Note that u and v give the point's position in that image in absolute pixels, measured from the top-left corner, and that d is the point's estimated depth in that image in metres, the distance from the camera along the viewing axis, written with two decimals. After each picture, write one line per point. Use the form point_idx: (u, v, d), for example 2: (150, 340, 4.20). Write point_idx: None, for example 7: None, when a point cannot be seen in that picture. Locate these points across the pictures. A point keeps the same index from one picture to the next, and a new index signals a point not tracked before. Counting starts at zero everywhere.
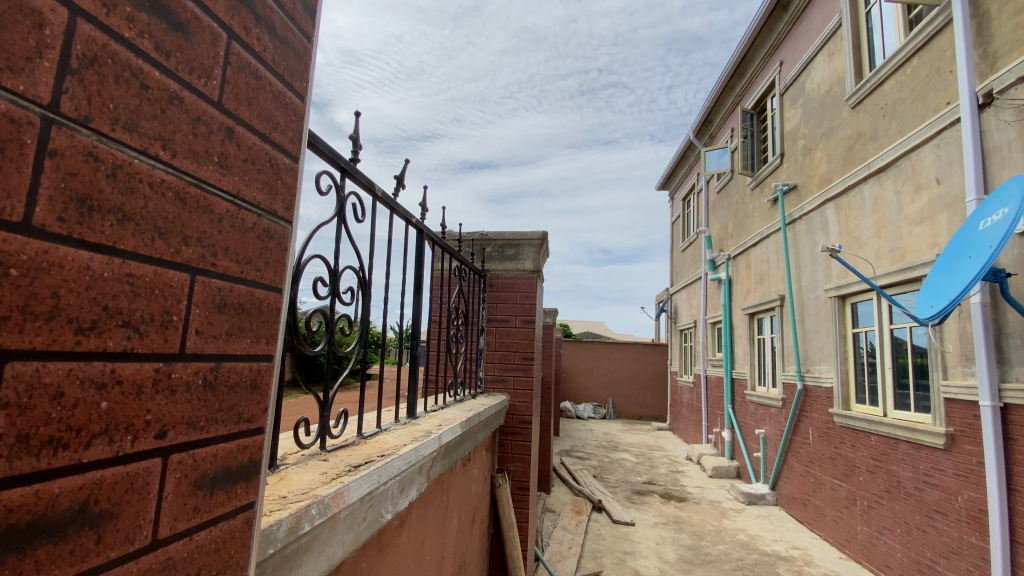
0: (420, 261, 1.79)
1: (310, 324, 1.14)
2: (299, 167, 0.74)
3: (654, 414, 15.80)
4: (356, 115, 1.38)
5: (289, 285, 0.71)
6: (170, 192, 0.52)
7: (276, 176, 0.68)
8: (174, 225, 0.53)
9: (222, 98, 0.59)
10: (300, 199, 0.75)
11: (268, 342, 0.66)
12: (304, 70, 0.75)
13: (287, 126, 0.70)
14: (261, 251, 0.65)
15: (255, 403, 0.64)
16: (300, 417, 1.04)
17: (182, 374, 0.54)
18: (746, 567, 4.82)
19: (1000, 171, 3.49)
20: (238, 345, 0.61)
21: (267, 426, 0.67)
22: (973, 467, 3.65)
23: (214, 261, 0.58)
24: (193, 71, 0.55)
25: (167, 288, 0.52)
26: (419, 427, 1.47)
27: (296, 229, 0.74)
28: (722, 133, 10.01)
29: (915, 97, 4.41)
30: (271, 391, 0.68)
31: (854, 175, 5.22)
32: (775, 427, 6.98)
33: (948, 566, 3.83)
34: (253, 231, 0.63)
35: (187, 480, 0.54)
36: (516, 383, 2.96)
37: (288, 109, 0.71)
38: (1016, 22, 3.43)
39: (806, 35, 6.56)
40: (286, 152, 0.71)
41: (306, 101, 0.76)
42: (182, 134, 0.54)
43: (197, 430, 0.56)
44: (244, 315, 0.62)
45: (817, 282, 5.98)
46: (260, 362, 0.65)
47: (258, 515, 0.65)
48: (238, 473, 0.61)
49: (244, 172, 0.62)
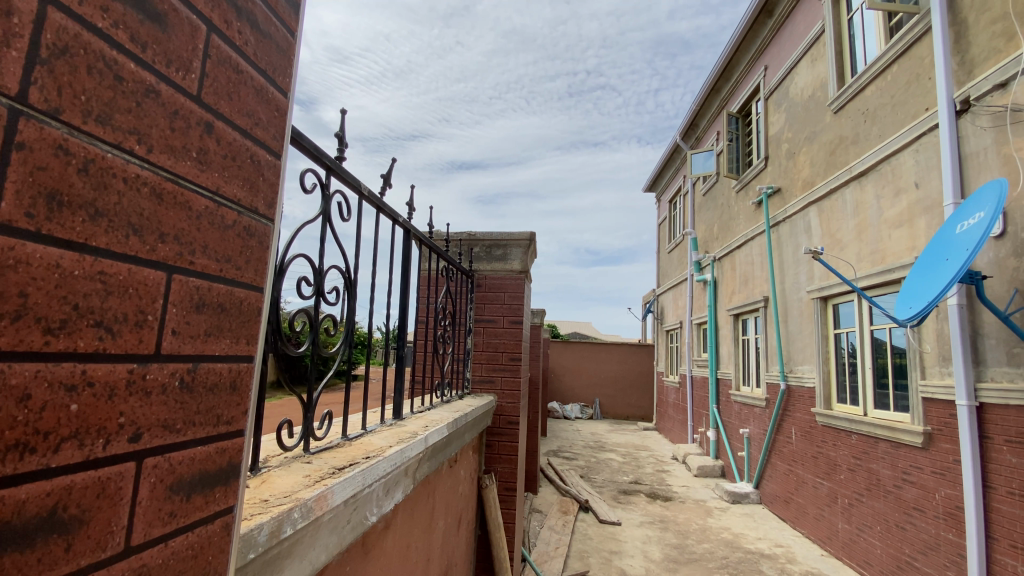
0: (406, 261, 1.78)
1: (293, 325, 1.13)
2: (281, 164, 0.73)
3: (640, 414, 15.91)
4: (342, 113, 1.36)
5: (270, 285, 0.70)
6: (145, 188, 0.51)
7: (258, 173, 0.67)
8: (149, 222, 0.52)
9: (201, 92, 0.58)
10: (282, 197, 0.74)
11: (248, 343, 0.65)
12: (287, 65, 0.73)
13: (269, 121, 0.69)
14: (241, 248, 0.64)
15: (235, 405, 0.63)
16: (283, 419, 1.02)
17: (157, 376, 0.52)
18: (729, 566, 4.87)
19: (976, 176, 3.58)
20: (216, 346, 0.60)
21: (246, 428, 0.66)
22: (950, 465, 3.73)
23: (192, 259, 0.57)
24: (170, 63, 0.54)
25: (142, 286, 0.51)
26: (404, 428, 1.46)
27: (278, 227, 0.73)
28: (708, 136, 10.12)
29: (895, 102, 4.50)
30: (251, 392, 0.67)
31: (836, 179, 5.31)
32: (758, 427, 7.07)
33: (925, 562, 3.91)
34: (233, 229, 0.62)
35: (163, 485, 0.53)
36: (502, 383, 2.96)
37: (270, 104, 0.69)
38: (992, 30, 3.52)
39: (790, 41, 6.67)
40: (267, 148, 0.69)
41: (289, 98, 0.75)
42: (158, 128, 0.53)
43: (173, 433, 0.54)
44: (223, 315, 0.61)
45: (800, 284, 6.08)
46: (239, 362, 0.64)
47: (237, 519, 0.64)
48: (216, 476, 0.60)
49: (224, 169, 0.61)
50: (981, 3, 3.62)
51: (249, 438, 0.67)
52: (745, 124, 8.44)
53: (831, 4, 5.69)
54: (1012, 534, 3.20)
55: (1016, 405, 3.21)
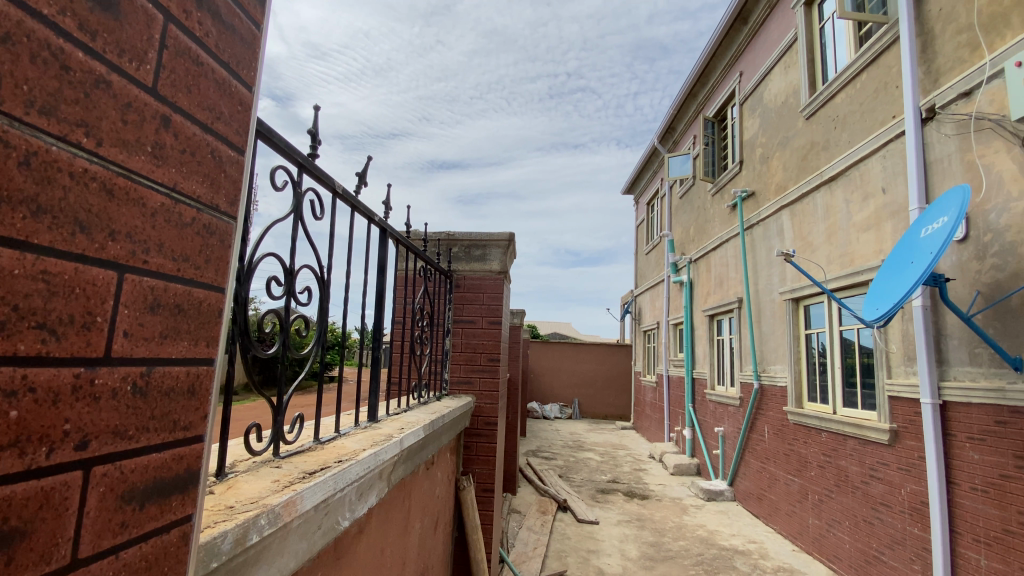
0: (382, 261, 1.76)
1: (262, 325, 1.10)
2: (244, 160, 0.71)
3: (618, 413, 16.06)
4: (316, 110, 1.34)
5: (232, 285, 0.68)
6: (95, 183, 0.49)
7: (219, 169, 0.65)
8: (99, 219, 0.50)
9: (157, 84, 0.56)
10: (245, 194, 0.71)
11: (207, 345, 0.63)
12: (253, 58, 0.72)
13: (232, 116, 0.67)
14: (200, 247, 0.62)
15: (193, 410, 0.61)
16: (251, 422, 1.00)
17: (107, 381, 0.50)
18: (705, 562, 4.95)
19: (940, 182, 3.71)
20: (172, 348, 0.58)
21: (207, 434, 0.64)
22: (916, 461, 3.86)
23: (147, 258, 0.55)
24: (124, 53, 0.52)
25: (90, 286, 0.49)
26: (379, 430, 1.44)
27: (241, 226, 0.70)
28: (685, 139, 10.29)
29: (864, 110, 4.64)
30: (212, 396, 0.65)
31: (808, 183, 5.45)
32: (732, 425, 7.21)
33: (892, 556, 4.04)
34: (191, 226, 0.60)
35: (113, 494, 0.51)
36: (481, 384, 2.95)
37: (234, 98, 0.68)
38: (957, 41, 3.65)
39: (764, 48, 6.82)
40: (229, 144, 0.67)
41: (255, 92, 0.73)
42: (109, 120, 0.51)
43: (124, 440, 0.52)
44: (181, 315, 0.59)
45: (772, 285, 6.22)
46: (198, 366, 0.62)
47: (197, 528, 0.62)
48: (173, 485, 0.58)
49: (181, 164, 0.59)
50: (947, 14, 3.76)
51: (209, 443, 0.65)
52: (721, 128, 8.60)
53: (804, 13, 5.84)
54: (975, 529, 3.33)
55: (978, 403, 3.34)
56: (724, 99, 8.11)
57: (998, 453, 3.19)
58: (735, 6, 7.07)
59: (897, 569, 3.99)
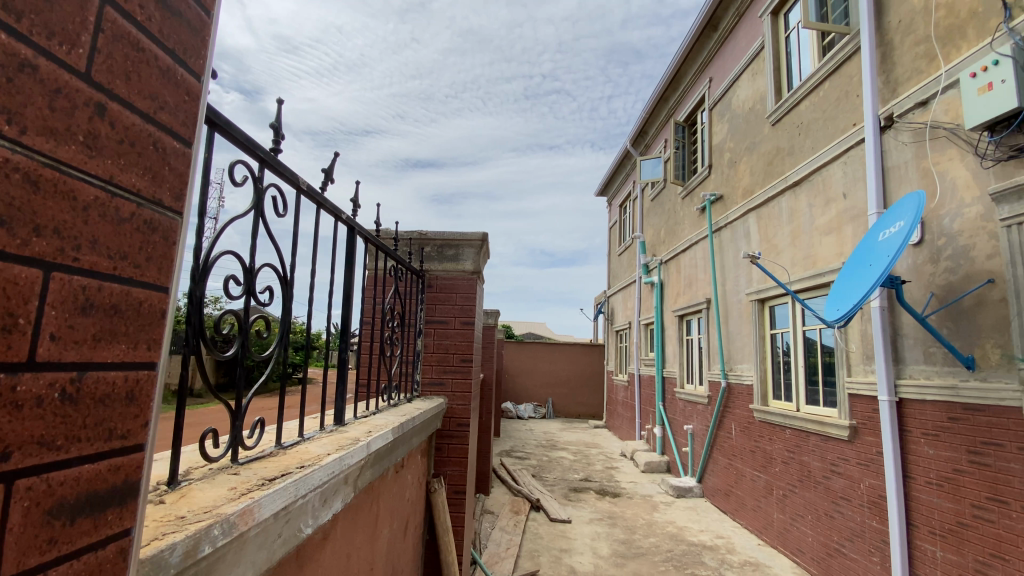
0: (350, 260, 1.72)
1: (219, 326, 1.05)
2: (192, 152, 0.68)
3: (591, 412, 16.21)
4: (279, 104, 1.30)
5: (178, 286, 0.65)
6: (17, 174, 0.47)
7: (163, 162, 0.62)
8: (22, 212, 0.47)
9: (91, 69, 0.53)
10: (193, 189, 0.68)
11: (149, 349, 0.60)
12: (202, 47, 0.69)
13: (177, 106, 0.64)
14: (140, 245, 0.58)
15: (132, 418, 0.57)
16: (206, 427, 0.96)
17: (30, 388, 0.48)
18: (674, 559, 5.03)
19: (897, 188, 3.87)
20: (107, 353, 0.55)
21: (148, 443, 0.61)
22: (874, 456, 4.01)
23: (77, 256, 0.52)
24: (53, 36, 0.49)
25: (12, 285, 0.46)
26: (345, 434, 1.40)
27: (189, 222, 0.67)
28: (656, 143, 10.46)
29: (827, 117, 4.80)
30: (155, 403, 0.62)
31: (773, 188, 5.61)
32: (701, 423, 7.37)
33: (852, 548, 4.19)
34: (130, 222, 0.57)
35: (38, 509, 0.48)
36: (453, 385, 2.92)
37: (179, 87, 0.65)
38: (914, 53, 3.82)
39: (733, 55, 6.99)
40: (175, 135, 0.64)
41: (204, 80, 0.70)
42: (34, 107, 0.48)
43: (50, 450, 0.50)
44: (117, 317, 0.56)
45: (739, 286, 6.38)
46: (138, 372, 0.59)
47: (136, 545, 0.59)
48: (108, 499, 0.55)
49: (119, 156, 0.56)
50: (905, 27, 3.92)
51: (151, 453, 0.62)
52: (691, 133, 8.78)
53: (771, 23, 6.01)
54: (930, 521, 3.48)
55: (931, 400, 3.50)
56: (694, 104, 8.28)
57: (952, 448, 3.34)
58: (705, 13, 7.22)
59: (856, 560, 4.15)
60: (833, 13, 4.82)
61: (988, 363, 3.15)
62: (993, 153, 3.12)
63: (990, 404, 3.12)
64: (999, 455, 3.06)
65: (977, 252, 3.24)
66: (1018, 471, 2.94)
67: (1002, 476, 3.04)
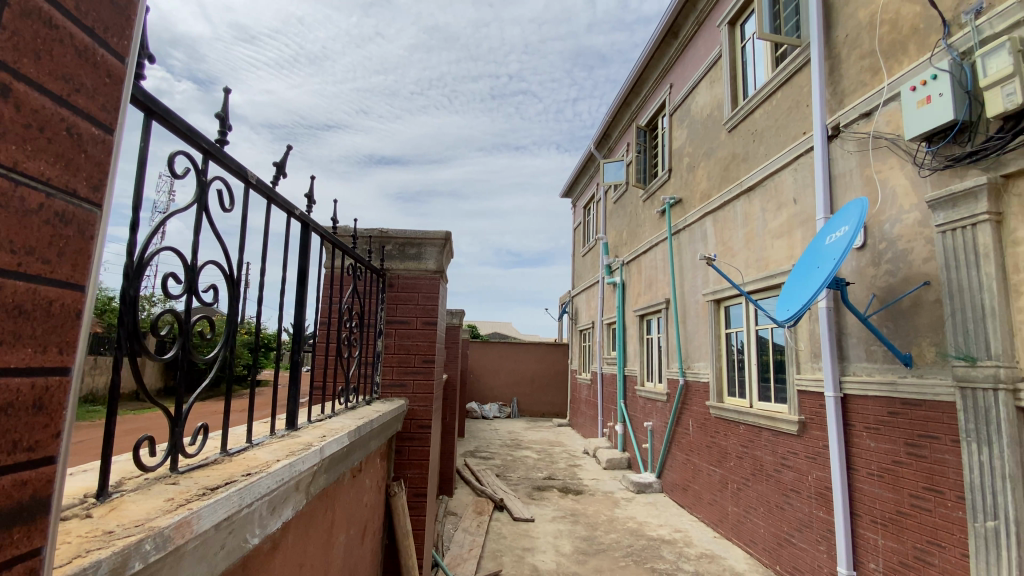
0: (304, 259, 1.66)
1: (157, 326, 1.00)
2: (114, 139, 0.66)
3: (555, 411, 16.33)
4: (226, 92, 1.24)
5: (96, 281, 0.63)
6: None
7: (78, 149, 0.60)
8: None
9: None
10: (115, 178, 0.66)
11: (60, 351, 0.58)
12: (126, 26, 0.67)
13: (95, 89, 0.62)
14: (49, 239, 0.57)
15: (40, 427, 0.56)
16: (142, 435, 0.91)
17: None
18: (634, 553, 5.13)
19: (843, 194, 4.08)
20: (10, 356, 0.53)
21: (62, 451, 0.59)
22: (821, 449, 4.21)
23: None
24: None
25: None
26: (297, 439, 1.36)
27: (109, 215, 0.66)
28: (620, 146, 10.65)
29: (779, 125, 5.01)
30: (69, 406, 0.60)
31: (729, 192, 5.81)
32: (660, 420, 7.55)
33: (800, 537, 4.38)
34: (37, 214, 0.56)
35: None
36: (414, 387, 2.88)
37: (98, 68, 0.63)
38: (859, 66, 4.03)
39: (692, 63, 7.20)
40: (92, 120, 0.62)
41: (129, 62, 0.68)
42: None
43: None
44: (22, 317, 0.54)
45: (697, 287, 6.57)
46: (47, 377, 0.57)
47: (49, 562, 0.57)
48: (14, 514, 0.53)
49: (24, 142, 0.55)
50: (852, 41, 4.13)
51: (66, 463, 0.60)
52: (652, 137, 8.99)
53: (728, 32, 6.22)
54: (873, 511, 3.67)
55: (873, 396, 3.70)
56: (655, 109, 8.48)
57: (893, 440, 3.52)
58: (666, 21, 7.40)
59: (805, 549, 4.34)
60: (785, 25, 5.03)
61: (924, 360, 3.35)
62: (930, 163, 3.32)
63: (925, 399, 3.31)
64: (935, 447, 3.23)
65: (914, 256, 3.44)
66: (951, 461, 3.12)
67: (937, 466, 3.21)
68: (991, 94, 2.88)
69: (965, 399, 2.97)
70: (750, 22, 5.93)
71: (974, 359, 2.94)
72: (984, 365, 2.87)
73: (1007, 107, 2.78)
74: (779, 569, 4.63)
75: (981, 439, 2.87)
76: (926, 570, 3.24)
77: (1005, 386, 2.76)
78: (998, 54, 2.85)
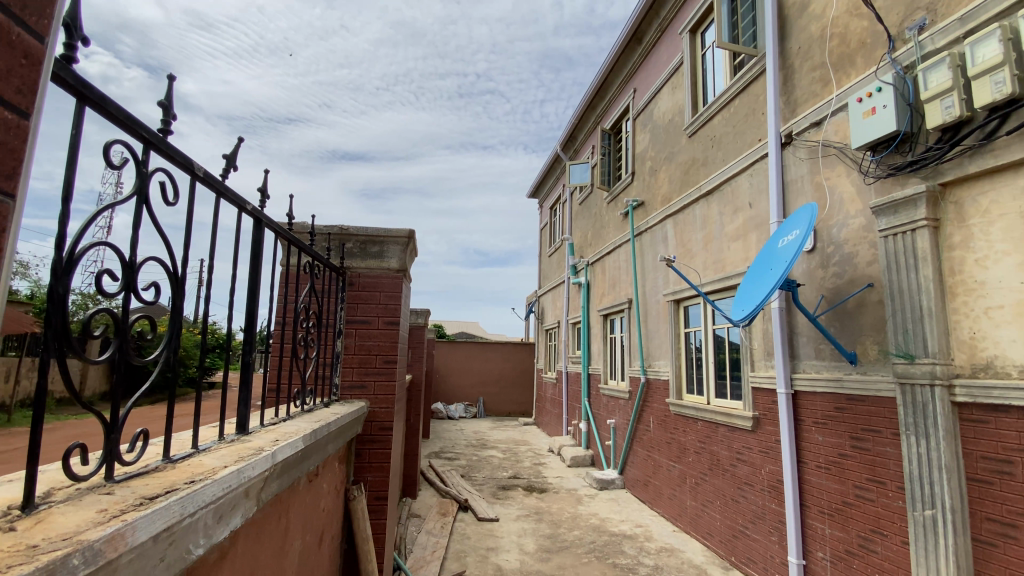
0: (257, 256, 1.61)
1: (89, 326, 0.94)
2: (30, 123, 0.68)
3: (521, 410, 16.38)
4: (170, 81, 1.20)
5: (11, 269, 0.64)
6: None
7: None
8: None
9: None
10: (32, 163, 0.67)
11: None
12: (43, 7, 0.69)
13: (10, 71, 0.64)
14: None
15: None
16: (72, 443, 0.85)
17: None
18: (597, 549, 5.21)
19: (795, 199, 4.26)
20: None
21: None
22: (773, 443, 4.39)
23: None
24: None
25: None
26: (247, 444, 1.31)
27: (24, 202, 0.66)
28: (585, 148, 10.79)
29: (736, 132, 5.19)
30: None
31: (689, 196, 5.97)
32: (623, 418, 7.70)
33: (754, 529, 4.55)
34: None
35: None
36: (375, 388, 2.83)
37: (14, 48, 0.65)
38: (811, 77, 4.22)
39: (655, 69, 7.36)
40: (7, 103, 0.64)
41: (46, 43, 0.70)
42: None
43: None
44: None
45: (658, 288, 6.72)
46: None
47: None
48: None
49: None
50: (804, 53, 4.33)
51: None
52: (616, 140, 9.15)
53: (689, 40, 6.39)
54: (821, 502, 3.85)
55: (822, 392, 3.88)
56: (619, 113, 8.63)
57: (839, 435, 3.71)
58: (630, 26, 7.54)
59: (758, 540, 4.51)
60: (742, 35, 5.21)
61: (868, 358, 3.53)
62: (874, 171, 3.50)
63: (869, 395, 3.49)
64: (877, 440, 3.41)
65: (860, 259, 3.63)
66: (892, 454, 3.30)
67: (879, 458, 3.40)
68: (931, 106, 3.05)
69: (905, 395, 3.15)
70: (710, 31, 6.11)
71: (913, 356, 3.12)
72: (922, 362, 3.05)
73: (946, 119, 2.95)
74: (734, 560, 4.80)
75: (919, 432, 3.04)
76: (870, 558, 3.42)
77: (941, 382, 2.94)
78: (937, 69, 3.03)
